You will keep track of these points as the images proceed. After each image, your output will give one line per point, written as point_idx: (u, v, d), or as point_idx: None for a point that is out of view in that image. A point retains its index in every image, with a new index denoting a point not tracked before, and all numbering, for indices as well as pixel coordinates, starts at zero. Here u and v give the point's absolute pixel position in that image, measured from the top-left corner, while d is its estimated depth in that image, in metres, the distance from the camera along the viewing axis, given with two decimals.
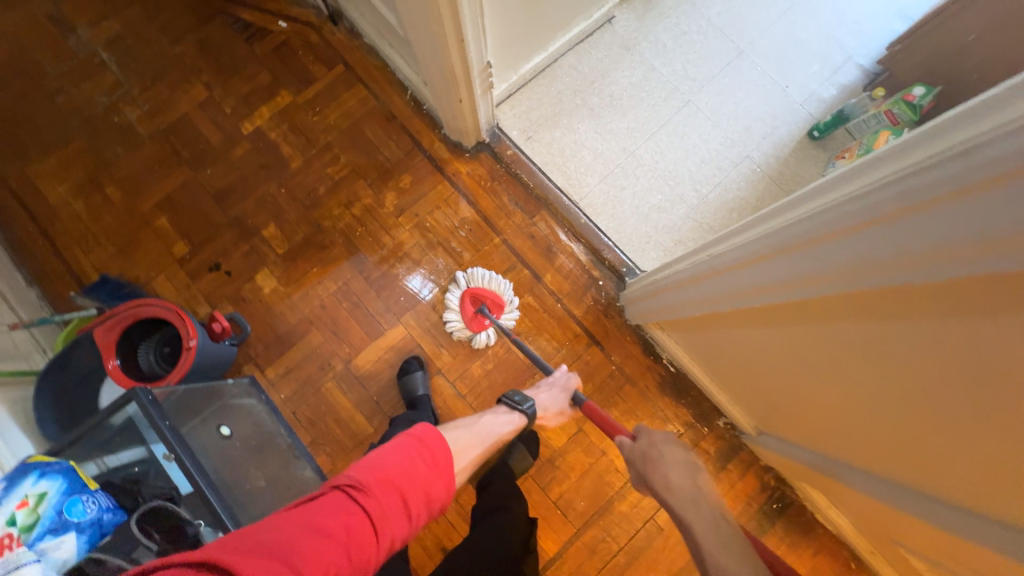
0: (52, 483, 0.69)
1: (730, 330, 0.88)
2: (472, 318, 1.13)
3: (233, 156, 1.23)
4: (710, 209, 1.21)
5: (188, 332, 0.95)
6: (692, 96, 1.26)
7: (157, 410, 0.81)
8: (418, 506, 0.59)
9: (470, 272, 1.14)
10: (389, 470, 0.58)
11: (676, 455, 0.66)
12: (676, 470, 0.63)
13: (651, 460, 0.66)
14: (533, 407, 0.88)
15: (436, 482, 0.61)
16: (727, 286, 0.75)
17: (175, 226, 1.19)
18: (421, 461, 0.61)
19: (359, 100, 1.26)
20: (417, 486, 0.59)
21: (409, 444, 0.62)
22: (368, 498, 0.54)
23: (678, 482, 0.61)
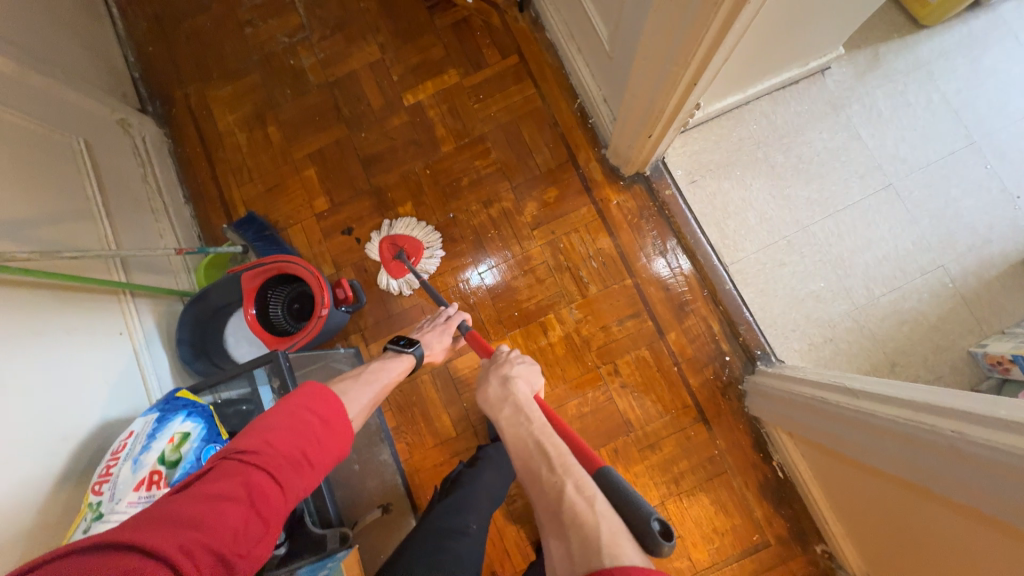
0: (196, 425, 0.70)
1: (880, 482, 0.76)
2: (390, 263, 1.14)
3: (388, 124, 1.22)
4: (877, 314, 1.06)
5: (322, 301, 0.96)
6: (895, 180, 1.09)
7: (291, 377, 0.81)
8: (322, 462, 0.56)
9: (386, 221, 1.16)
10: (277, 431, 0.53)
11: (500, 371, 0.76)
12: (493, 384, 0.74)
13: (485, 371, 0.78)
14: (420, 346, 0.86)
15: (334, 438, 0.58)
16: (903, 456, 0.65)
17: (320, 180, 1.21)
18: (311, 415, 0.57)
19: (524, 97, 1.20)
20: (312, 437, 0.55)
21: (291, 404, 0.57)
22: (259, 456, 0.50)
23: (495, 395, 0.72)
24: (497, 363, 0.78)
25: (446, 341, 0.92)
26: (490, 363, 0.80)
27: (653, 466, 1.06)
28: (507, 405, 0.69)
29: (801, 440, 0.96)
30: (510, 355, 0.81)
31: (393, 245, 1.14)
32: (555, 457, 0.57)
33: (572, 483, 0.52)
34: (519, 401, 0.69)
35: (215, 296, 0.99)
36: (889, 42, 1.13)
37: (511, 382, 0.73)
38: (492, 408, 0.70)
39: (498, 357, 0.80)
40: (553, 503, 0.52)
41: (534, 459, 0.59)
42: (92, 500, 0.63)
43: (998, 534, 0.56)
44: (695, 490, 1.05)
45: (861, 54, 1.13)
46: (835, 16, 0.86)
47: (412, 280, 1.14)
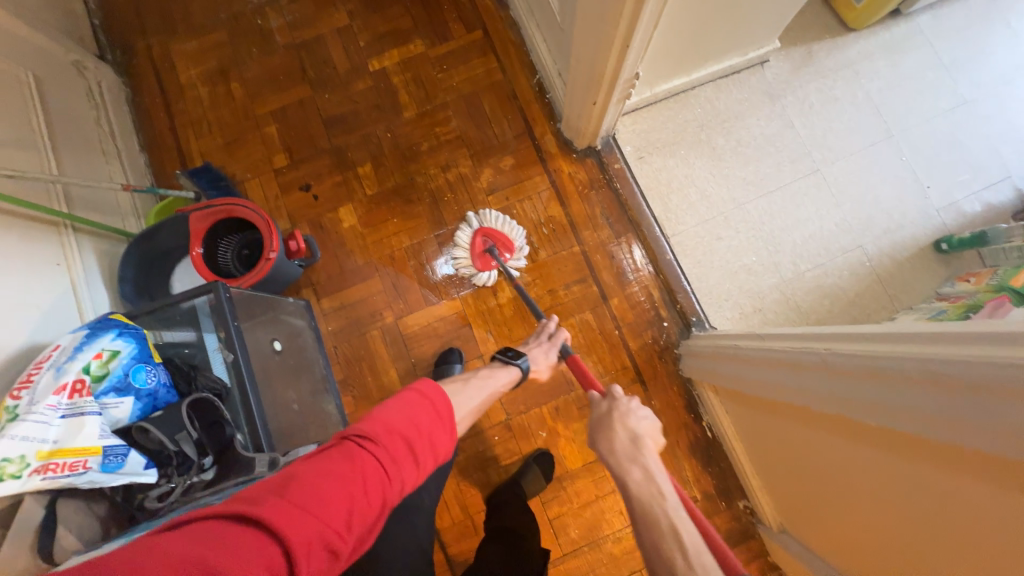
0: (127, 344, 0.71)
1: (788, 422, 0.84)
2: (479, 256, 1.13)
3: (354, 87, 1.25)
4: (802, 288, 1.14)
5: (271, 244, 0.98)
6: (822, 166, 1.19)
7: (230, 308, 0.83)
8: (426, 455, 0.57)
9: (473, 213, 1.15)
10: (394, 423, 0.56)
11: (626, 422, 0.74)
12: (620, 433, 0.73)
13: (609, 419, 0.76)
14: (527, 362, 0.88)
15: (440, 432, 0.60)
16: (805, 384, 0.74)
17: (281, 138, 1.22)
18: (424, 411, 0.59)
19: (486, 70, 1.24)
20: (423, 434, 0.57)
21: (410, 397, 0.60)
22: (376, 444, 0.53)
23: (621, 449, 0.70)
24: (620, 410, 0.76)
25: (551, 359, 0.94)
26: (605, 407, 0.78)
27: None
28: (635, 466, 0.67)
29: (724, 395, 1.03)
30: (629, 403, 0.78)
31: (486, 240, 1.14)
32: (690, 549, 0.54)
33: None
34: (650, 467, 0.66)
35: (163, 237, 1.00)
36: (821, 41, 1.23)
37: (639, 441, 0.71)
38: (620, 463, 0.68)
39: (618, 404, 0.77)
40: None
41: (668, 543, 0.55)
42: (7, 404, 0.62)
43: (878, 444, 0.63)
44: None
45: (796, 50, 1.23)
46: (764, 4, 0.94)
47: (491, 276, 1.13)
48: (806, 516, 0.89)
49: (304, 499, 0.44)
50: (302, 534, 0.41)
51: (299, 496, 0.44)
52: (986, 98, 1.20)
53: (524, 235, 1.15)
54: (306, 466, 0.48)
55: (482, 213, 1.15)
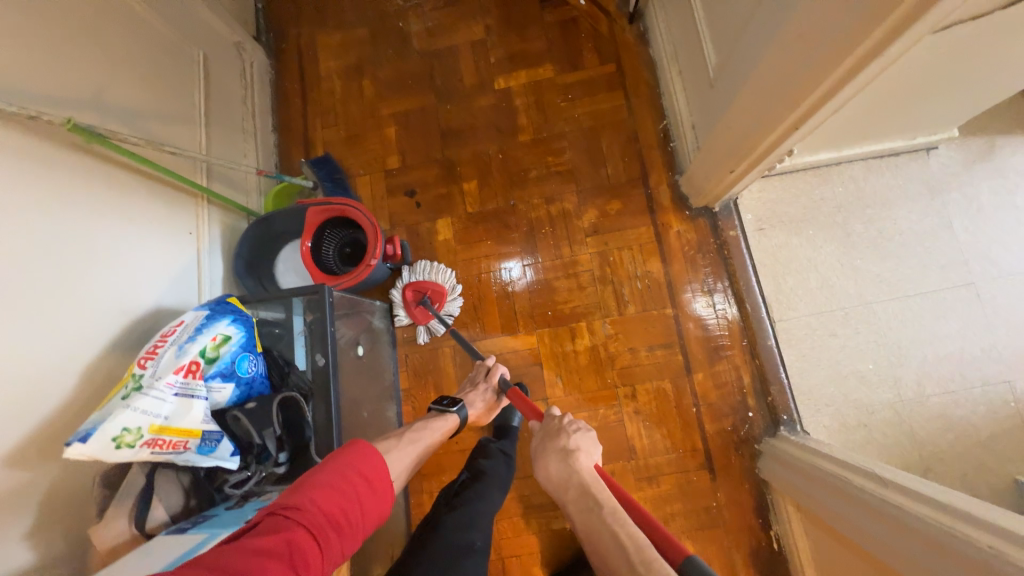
0: (238, 331, 0.76)
1: None
2: (413, 309, 1.14)
3: (476, 102, 1.25)
4: (923, 414, 0.99)
5: (374, 251, 0.99)
6: (979, 280, 1.02)
7: (330, 313, 0.85)
8: (356, 520, 0.64)
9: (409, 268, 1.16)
10: (324, 490, 0.62)
11: (559, 441, 0.79)
12: (554, 459, 0.77)
13: (543, 446, 0.81)
14: (462, 407, 0.93)
15: (370, 498, 0.67)
16: (910, 549, 0.63)
17: (398, 140, 1.25)
18: (351, 476, 0.66)
19: (611, 106, 1.20)
20: (356, 496, 0.64)
21: (338, 463, 0.67)
22: (307, 511, 0.58)
23: (558, 474, 0.76)
24: (548, 433, 0.82)
25: (487, 398, 0.99)
26: (545, 433, 0.83)
27: (646, 499, 1.04)
28: (573, 487, 0.74)
29: (805, 514, 0.92)
30: (564, 422, 0.84)
31: (417, 291, 1.14)
32: (633, 551, 0.60)
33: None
34: (586, 480, 0.73)
35: (278, 223, 1.05)
36: (1011, 136, 1.05)
37: (570, 459, 0.77)
38: (560, 490, 0.75)
39: (550, 425, 0.83)
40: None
41: (613, 555, 0.62)
42: (134, 371, 0.66)
43: None
44: (682, 536, 1.02)
45: (976, 141, 1.06)
46: (964, 95, 0.81)
47: (437, 327, 1.14)
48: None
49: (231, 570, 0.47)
50: None
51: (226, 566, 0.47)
52: None
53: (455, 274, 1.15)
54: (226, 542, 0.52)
55: (414, 264, 1.16)
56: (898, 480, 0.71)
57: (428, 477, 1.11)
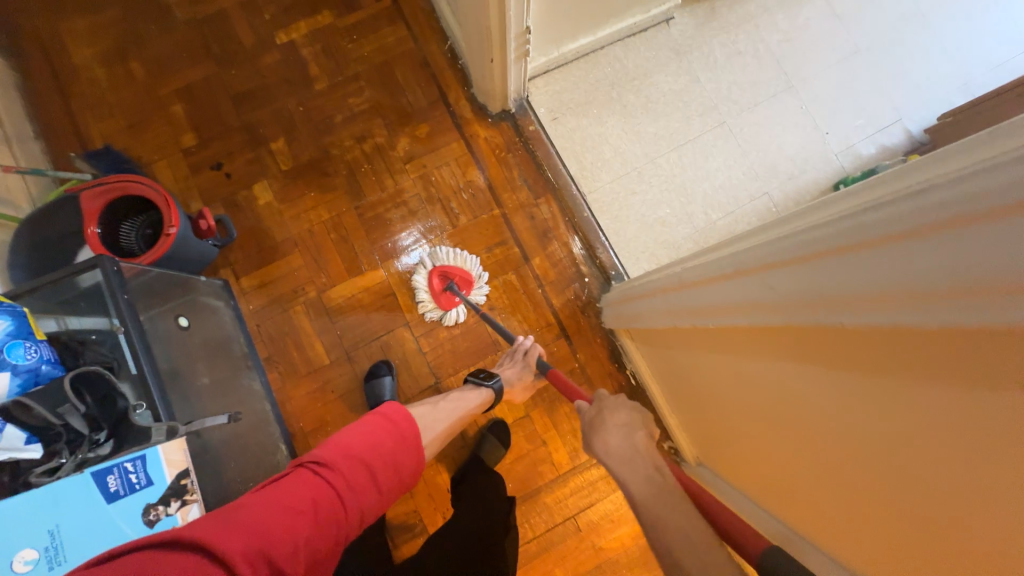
0: (0, 321, 0.69)
1: (714, 351, 0.73)
2: (441, 295, 1.12)
3: (261, 61, 1.22)
4: (714, 236, 1.18)
5: (170, 220, 0.96)
6: (728, 119, 1.23)
7: (119, 282, 0.80)
8: (387, 480, 0.62)
9: (426, 254, 1.14)
10: (354, 446, 0.61)
11: (617, 417, 0.65)
12: (614, 431, 0.63)
13: (602, 418, 0.66)
14: (498, 383, 0.94)
15: (403, 456, 0.65)
16: (688, 303, 0.72)
17: (187, 116, 1.19)
18: (384, 436, 0.64)
19: (396, 38, 1.23)
20: (387, 456, 0.63)
21: (375, 422, 0.65)
22: (335, 472, 0.58)
23: (619, 450, 0.60)
24: (608, 407, 0.68)
25: (525, 377, 0.99)
26: (599, 408, 0.69)
27: None
28: (641, 463, 0.57)
29: (643, 338, 1.05)
30: (617, 399, 0.70)
31: (442, 277, 1.13)
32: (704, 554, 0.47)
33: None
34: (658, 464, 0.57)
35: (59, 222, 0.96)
36: None
37: (637, 434, 0.61)
38: (620, 465, 0.58)
39: (607, 402, 0.69)
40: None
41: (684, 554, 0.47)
42: None
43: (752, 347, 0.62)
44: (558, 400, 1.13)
45: (700, 6, 1.26)
46: None
47: (461, 311, 1.13)
48: (742, 465, 0.81)
49: (249, 530, 0.46)
50: (252, 551, 0.45)
51: (243, 527, 0.46)
52: (878, 46, 1.26)
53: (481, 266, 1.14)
54: (261, 494, 0.52)
55: (433, 250, 1.14)
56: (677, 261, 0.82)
57: (313, 433, 1.10)
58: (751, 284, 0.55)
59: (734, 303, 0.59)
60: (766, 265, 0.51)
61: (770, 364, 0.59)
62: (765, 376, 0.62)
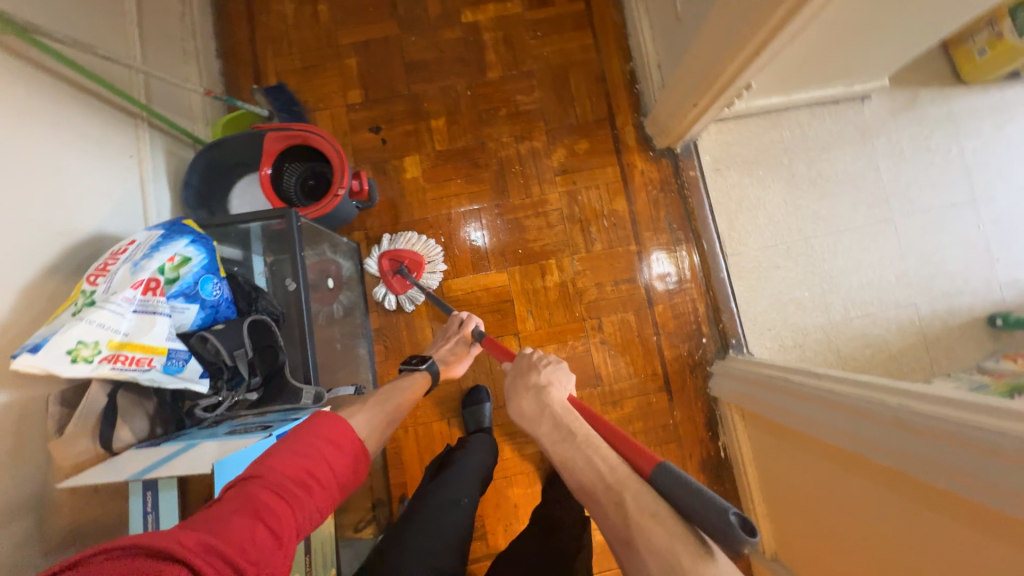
0: (199, 253, 0.70)
1: (855, 480, 0.73)
2: (391, 279, 1.11)
3: (443, 35, 1.20)
4: (847, 334, 1.11)
5: (341, 181, 0.96)
6: (896, 216, 1.15)
7: (299, 238, 0.82)
8: (329, 480, 0.53)
9: (385, 236, 1.13)
10: (286, 453, 0.51)
11: (527, 379, 0.71)
12: (524, 395, 0.68)
13: (513, 385, 0.71)
14: (432, 363, 0.88)
15: (342, 458, 0.56)
16: (850, 428, 0.72)
17: (360, 72, 1.19)
18: (314, 437, 0.55)
19: (579, 45, 1.20)
20: (321, 454, 0.54)
21: (296, 429, 0.56)
22: (269, 476, 0.48)
23: (530, 410, 0.66)
24: (519, 372, 0.73)
25: (462, 352, 0.95)
26: (515, 372, 0.74)
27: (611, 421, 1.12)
28: (546, 421, 0.64)
29: (750, 421, 1.04)
30: (534, 358, 0.75)
31: (392, 260, 1.12)
32: (605, 470, 0.54)
33: (635, 498, 0.51)
34: (555, 411, 0.64)
35: (231, 150, 0.96)
36: (930, 87, 1.18)
37: (545, 392, 0.67)
38: (530, 425, 0.65)
39: (519, 363, 0.74)
40: (617, 527, 0.50)
41: (587, 478, 0.55)
42: (85, 289, 0.63)
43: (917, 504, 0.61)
44: None
45: (902, 92, 1.18)
46: (891, 38, 0.89)
47: (415, 301, 1.12)
48: None
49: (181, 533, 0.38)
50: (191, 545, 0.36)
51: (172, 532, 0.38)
52: None
53: (433, 242, 1.13)
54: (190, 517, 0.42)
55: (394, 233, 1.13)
56: (840, 374, 0.81)
57: None
58: (910, 442, 0.62)
59: (924, 460, 0.59)
60: (935, 433, 0.58)
61: (833, 472, 0.78)
62: (876, 510, 0.69)
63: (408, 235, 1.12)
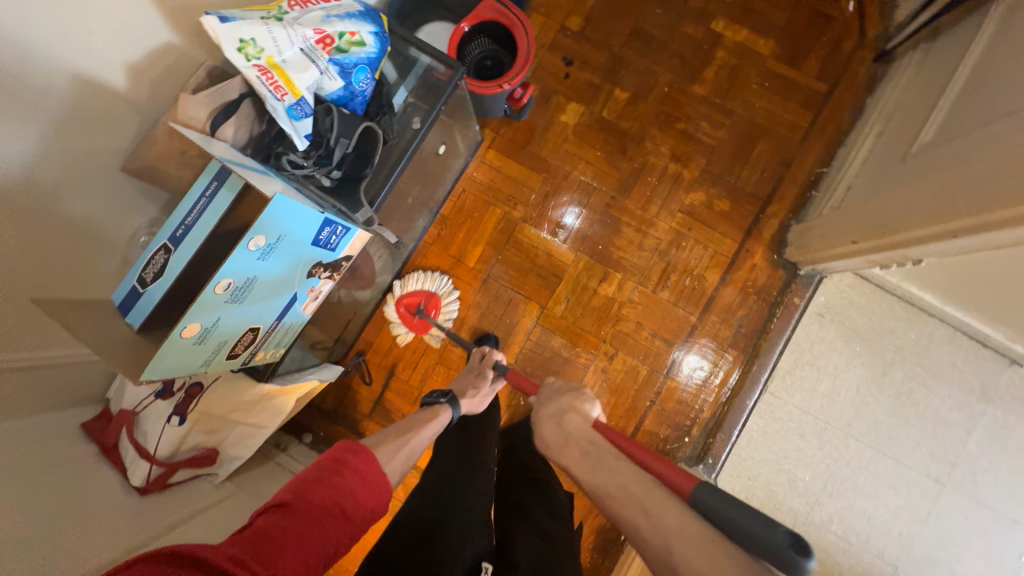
0: (374, 46, 0.75)
1: None
2: (409, 321, 1.13)
3: (683, 27, 1.17)
4: (811, 539, 1.04)
5: (510, 79, 0.99)
6: (949, 484, 1.03)
7: (448, 94, 0.87)
8: (356, 515, 0.56)
9: (396, 284, 1.14)
10: (316, 486, 0.55)
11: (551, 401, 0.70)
12: (548, 421, 0.67)
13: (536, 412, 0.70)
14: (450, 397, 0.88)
15: (368, 494, 0.58)
16: None
17: (593, 6, 1.18)
18: (346, 470, 0.58)
19: (791, 121, 1.13)
20: (348, 486, 0.56)
21: (331, 458, 0.59)
22: (297, 508, 0.52)
23: (554, 438, 0.65)
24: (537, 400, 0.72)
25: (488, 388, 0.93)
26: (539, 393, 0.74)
27: None
28: (574, 450, 0.62)
29: None
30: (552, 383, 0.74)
31: (410, 303, 1.13)
32: (642, 493, 0.51)
33: (677, 519, 0.47)
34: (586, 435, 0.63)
35: None
36: None
37: (566, 419, 0.66)
38: (557, 451, 0.64)
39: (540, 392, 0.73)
40: (660, 547, 0.47)
41: (623, 504, 0.52)
42: (282, 7, 0.69)
43: None
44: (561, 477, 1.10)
45: None
46: None
47: (438, 337, 1.14)
48: None
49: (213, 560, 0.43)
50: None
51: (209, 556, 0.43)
52: None
53: (450, 284, 1.14)
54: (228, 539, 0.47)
55: (405, 278, 1.14)
56: None
57: None
58: None
59: None
60: None
61: None
62: None
63: (428, 275, 1.13)
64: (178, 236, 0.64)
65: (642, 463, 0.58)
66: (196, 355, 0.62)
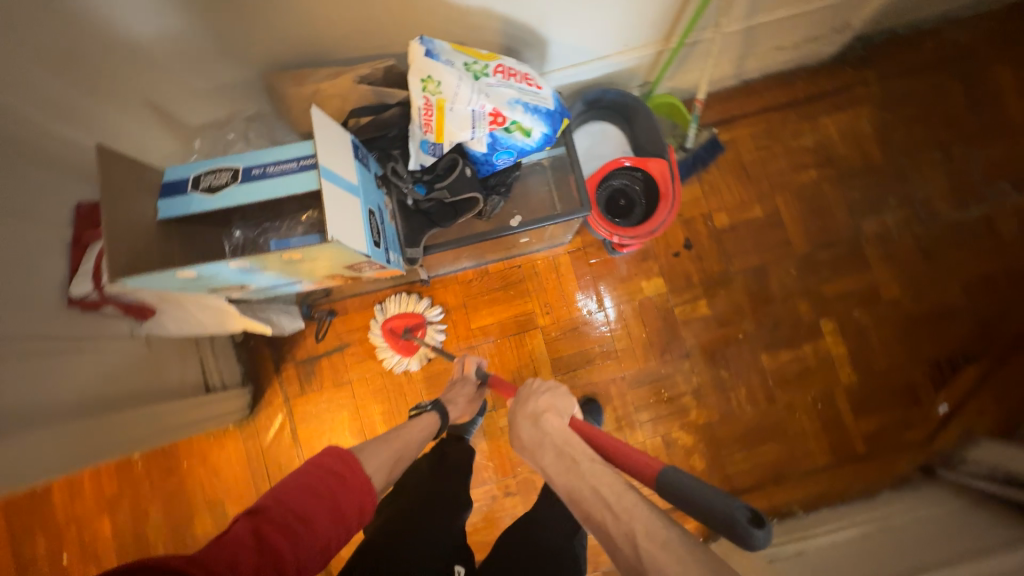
0: (534, 144, 0.75)
1: None
2: (393, 340, 1.13)
3: (799, 301, 1.13)
4: None
5: (624, 233, 0.96)
6: None
7: (564, 215, 0.86)
8: (336, 521, 0.55)
9: (376, 309, 1.14)
10: (293, 483, 0.56)
11: (525, 404, 0.65)
12: (524, 420, 0.63)
13: (512, 411, 0.66)
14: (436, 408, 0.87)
15: (348, 498, 0.57)
16: None
17: (747, 220, 1.14)
18: (323, 475, 0.57)
19: (810, 449, 1.10)
20: (324, 489, 0.56)
21: (316, 459, 0.59)
22: (273, 508, 0.52)
23: (529, 441, 0.61)
24: (519, 395, 0.68)
25: (471, 395, 0.94)
26: (517, 394, 0.69)
27: None
28: (546, 450, 0.58)
29: None
30: (533, 384, 0.69)
31: (394, 327, 1.13)
32: (613, 499, 0.50)
33: (647, 527, 0.47)
34: (560, 442, 0.58)
35: (644, 123, 0.98)
36: None
37: (541, 418, 0.62)
38: (532, 455, 0.60)
39: (520, 390, 0.69)
40: (631, 557, 0.46)
41: (595, 510, 0.50)
42: (487, 66, 0.68)
43: None
44: None
45: None
46: None
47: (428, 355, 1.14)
48: None
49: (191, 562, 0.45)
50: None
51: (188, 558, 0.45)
52: None
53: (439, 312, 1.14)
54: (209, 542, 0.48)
55: (383, 304, 1.14)
56: None
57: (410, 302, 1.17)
58: None
59: None
60: None
61: None
62: None
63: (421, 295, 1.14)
64: (252, 173, 0.64)
65: (613, 453, 0.57)
66: (173, 282, 0.62)
